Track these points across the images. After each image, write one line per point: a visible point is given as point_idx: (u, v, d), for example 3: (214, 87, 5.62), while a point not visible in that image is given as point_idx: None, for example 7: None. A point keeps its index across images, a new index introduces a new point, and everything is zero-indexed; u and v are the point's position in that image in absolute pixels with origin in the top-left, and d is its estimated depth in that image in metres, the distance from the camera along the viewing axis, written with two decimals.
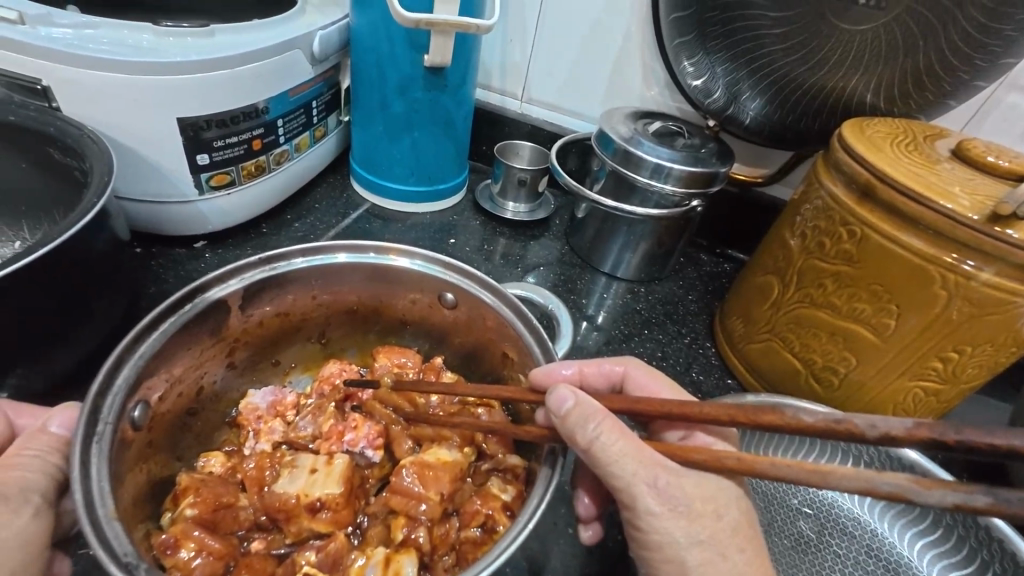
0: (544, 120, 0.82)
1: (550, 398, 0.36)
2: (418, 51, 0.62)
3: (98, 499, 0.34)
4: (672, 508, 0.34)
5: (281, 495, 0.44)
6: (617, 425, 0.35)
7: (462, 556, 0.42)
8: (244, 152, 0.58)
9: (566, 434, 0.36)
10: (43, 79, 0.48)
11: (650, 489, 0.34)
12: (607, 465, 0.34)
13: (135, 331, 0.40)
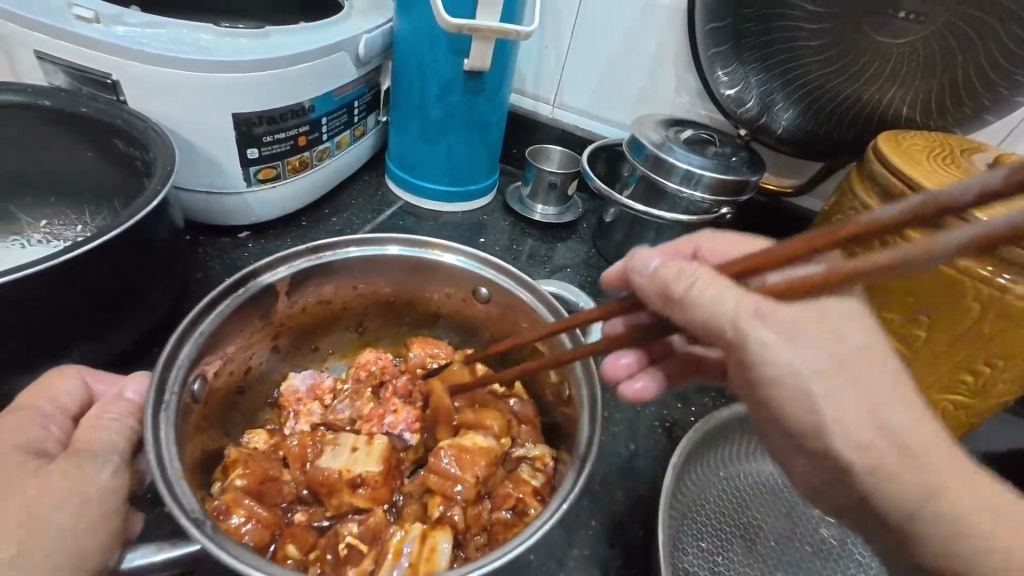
0: (575, 125, 0.83)
1: (632, 260, 0.38)
2: (458, 56, 0.64)
3: (167, 463, 0.36)
4: (773, 334, 0.32)
5: (326, 471, 0.46)
6: (711, 274, 0.34)
7: (494, 536, 0.45)
8: (290, 148, 0.61)
9: (654, 288, 0.36)
10: (113, 74, 0.51)
11: (760, 336, 0.32)
12: (696, 310, 0.34)
13: (196, 311, 0.43)
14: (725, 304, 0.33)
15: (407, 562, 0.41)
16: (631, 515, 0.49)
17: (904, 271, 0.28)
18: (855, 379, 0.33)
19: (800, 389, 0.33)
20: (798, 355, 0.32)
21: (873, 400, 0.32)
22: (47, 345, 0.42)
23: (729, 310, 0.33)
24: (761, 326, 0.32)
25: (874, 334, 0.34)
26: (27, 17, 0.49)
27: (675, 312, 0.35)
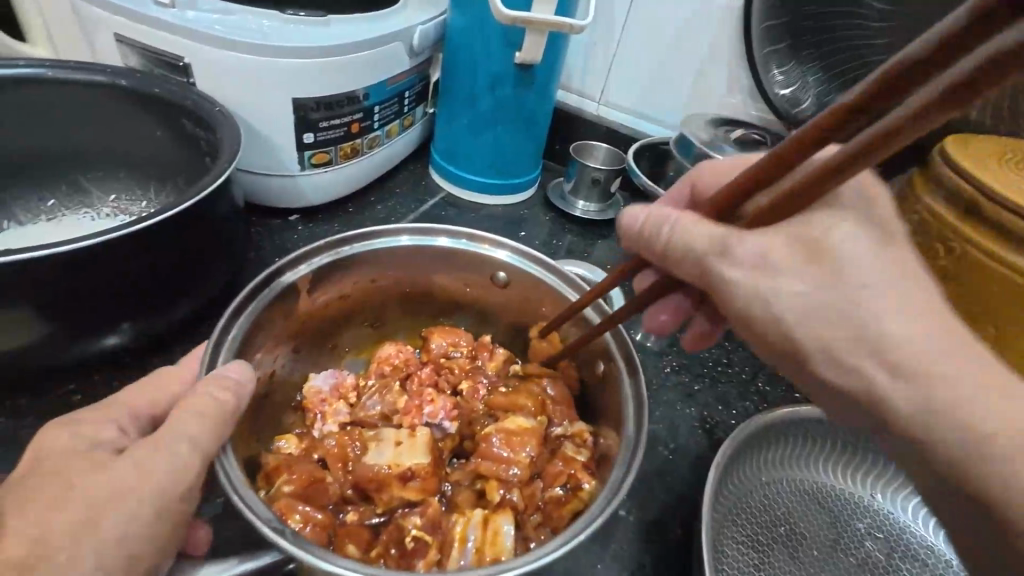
0: (620, 122, 0.83)
1: (620, 216, 0.41)
2: (510, 48, 0.65)
3: (228, 473, 0.37)
4: (756, 269, 0.33)
5: (376, 467, 0.47)
6: (685, 215, 0.36)
7: (550, 514, 0.47)
8: (343, 134, 0.63)
9: (642, 239, 0.39)
10: (185, 58, 0.54)
11: (699, 237, 0.35)
12: (680, 247, 0.36)
13: (227, 317, 0.44)
14: (700, 238, 0.35)
15: (473, 549, 0.43)
16: (668, 513, 0.49)
17: (930, 123, 0.24)
18: (848, 288, 0.31)
19: (771, 309, 0.34)
20: (790, 284, 0.33)
21: (858, 297, 0.31)
22: (119, 312, 0.44)
23: (699, 249, 0.35)
24: (733, 264, 0.34)
25: (880, 240, 0.32)
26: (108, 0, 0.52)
27: (669, 263, 0.37)
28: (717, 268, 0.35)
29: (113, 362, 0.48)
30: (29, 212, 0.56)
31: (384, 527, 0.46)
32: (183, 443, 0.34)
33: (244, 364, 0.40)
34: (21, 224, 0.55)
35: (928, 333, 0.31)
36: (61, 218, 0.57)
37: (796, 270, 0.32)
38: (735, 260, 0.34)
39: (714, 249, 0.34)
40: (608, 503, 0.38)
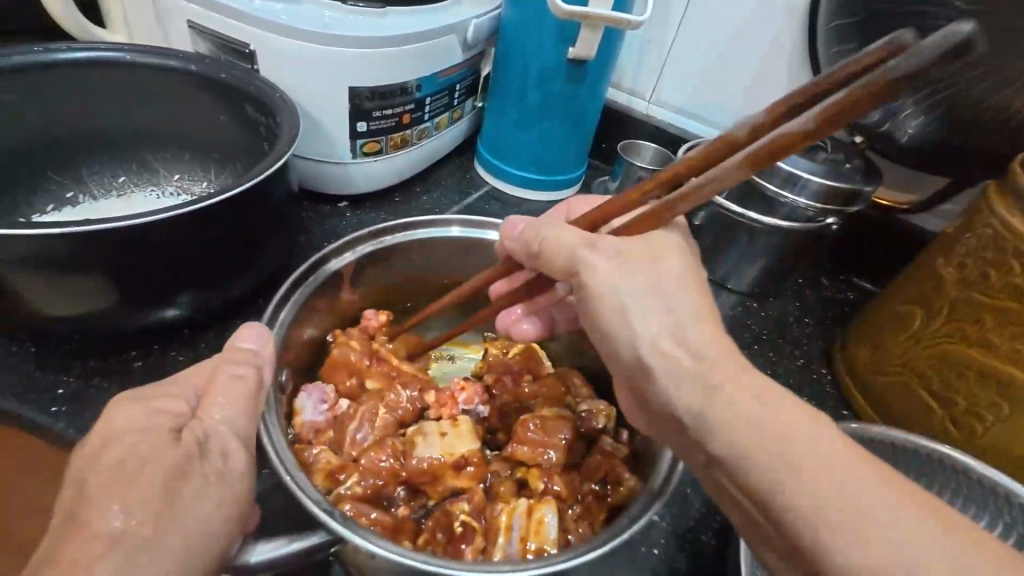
0: (669, 122, 0.81)
1: (505, 228, 0.47)
2: (565, 43, 0.65)
3: (281, 461, 0.38)
4: (615, 265, 0.37)
5: (428, 462, 0.47)
6: (557, 227, 0.42)
7: (589, 508, 0.48)
8: (394, 125, 0.64)
9: (518, 245, 0.44)
10: (251, 45, 0.56)
11: (566, 239, 0.40)
12: (551, 247, 0.41)
13: (273, 304, 0.46)
14: (568, 241, 0.40)
15: (519, 536, 0.44)
16: (703, 523, 0.48)
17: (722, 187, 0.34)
18: (663, 293, 0.36)
19: (622, 314, 0.36)
20: (619, 290, 0.37)
21: (678, 312, 0.36)
22: (181, 285, 0.46)
23: (569, 245, 0.40)
24: (597, 253, 0.38)
25: (681, 261, 0.38)
26: None
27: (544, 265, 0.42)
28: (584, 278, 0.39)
29: (172, 333, 0.50)
30: (102, 186, 0.59)
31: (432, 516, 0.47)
32: (229, 414, 0.35)
33: (257, 328, 0.40)
34: (95, 198, 0.58)
35: (724, 359, 0.34)
36: (129, 194, 0.59)
37: (636, 274, 0.37)
38: (599, 254, 0.38)
39: (569, 258, 0.40)
40: (652, 506, 0.40)
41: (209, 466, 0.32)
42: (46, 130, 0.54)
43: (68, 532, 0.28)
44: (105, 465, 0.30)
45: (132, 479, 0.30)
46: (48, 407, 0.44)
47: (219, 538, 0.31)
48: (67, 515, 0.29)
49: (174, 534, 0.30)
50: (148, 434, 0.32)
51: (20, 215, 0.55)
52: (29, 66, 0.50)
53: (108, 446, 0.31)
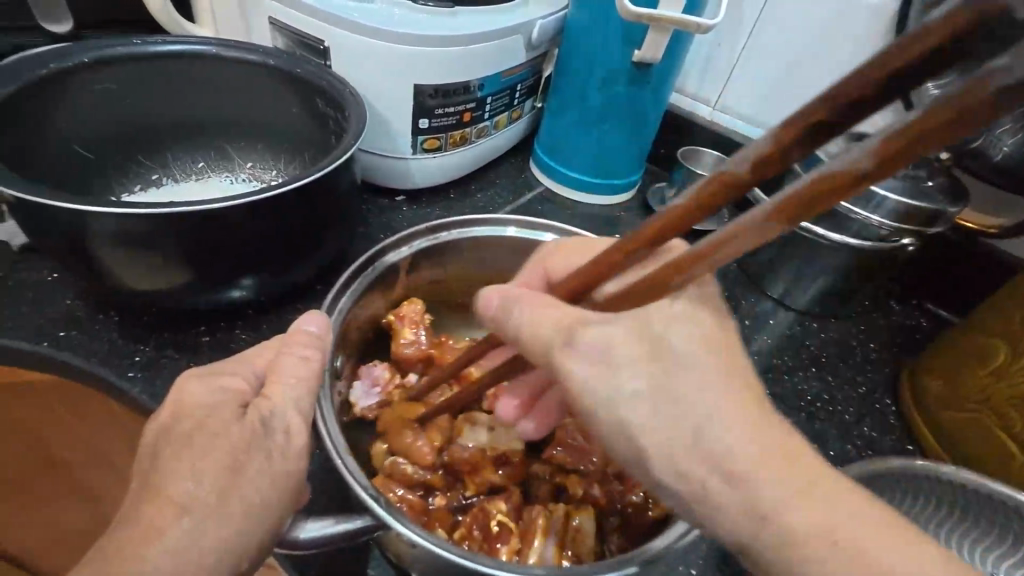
0: (734, 130, 0.79)
1: (479, 304, 0.40)
2: (630, 45, 0.63)
3: (332, 440, 0.39)
4: (597, 366, 0.32)
5: (473, 449, 0.50)
6: (535, 300, 0.37)
7: (628, 524, 0.47)
8: (454, 122, 0.65)
9: (496, 313, 0.38)
10: (325, 41, 0.58)
11: (587, 375, 0.33)
12: (523, 332, 0.36)
13: (335, 291, 0.47)
14: (553, 331, 0.35)
15: (553, 542, 0.45)
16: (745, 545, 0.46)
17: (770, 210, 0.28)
18: (646, 376, 0.32)
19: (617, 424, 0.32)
20: (625, 387, 0.32)
21: (698, 418, 0.31)
22: (249, 268, 0.49)
23: (584, 378, 0.33)
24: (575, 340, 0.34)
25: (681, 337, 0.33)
26: None
27: (518, 344, 0.37)
28: (562, 359, 0.34)
29: (237, 312, 0.53)
30: (184, 171, 0.63)
31: (467, 514, 0.48)
32: (295, 399, 0.36)
33: (319, 314, 0.41)
34: (176, 181, 0.62)
35: (752, 434, 0.30)
36: (207, 179, 0.63)
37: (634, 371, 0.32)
38: (575, 353, 0.33)
39: (560, 336, 0.34)
40: (687, 533, 0.38)
41: (273, 444, 0.34)
42: (139, 116, 0.58)
43: (144, 494, 0.30)
44: (176, 437, 0.32)
45: (204, 451, 0.31)
46: (126, 372, 0.47)
47: (276, 511, 0.33)
48: (143, 480, 0.31)
49: (238, 505, 0.31)
50: (214, 410, 0.33)
51: (111, 194, 0.58)
52: (131, 56, 0.54)
53: (179, 420, 0.33)
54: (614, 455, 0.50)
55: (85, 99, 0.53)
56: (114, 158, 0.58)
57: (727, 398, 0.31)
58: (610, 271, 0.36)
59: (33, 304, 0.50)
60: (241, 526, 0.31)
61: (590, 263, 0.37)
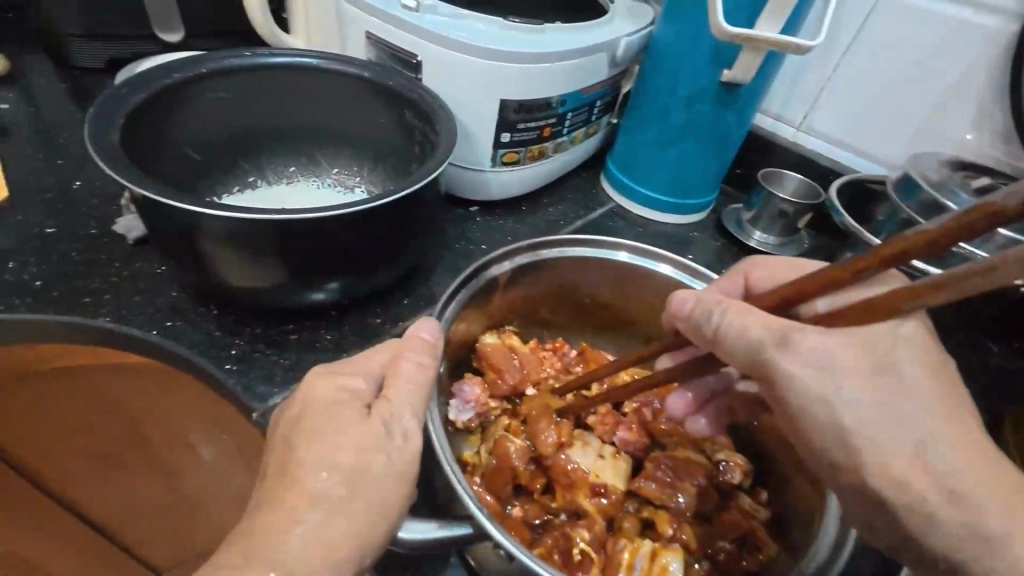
0: (819, 153, 0.76)
1: (671, 302, 0.47)
2: (720, 64, 0.62)
3: (441, 453, 0.40)
4: (811, 369, 0.39)
5: (577, 467, 0.51)
6: (742, 309, 0.42)
7: (719, 567, 0.50)
8: (535, 137, 0.66)
9: (702, 319, 0.44)
10: (418, 56, 0.60)
11: (804, 375, 0.39)
12: (733, 337, 0.42)
13: (444, 299, 0.49)
14: (764, 333, 0.40)
15: None
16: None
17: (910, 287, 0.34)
18: (874, 394, 0.38)
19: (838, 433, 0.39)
20: (847, 392, 0.38)
21: (913, 431, 0.38)
22: (338, 272, 0.51)
23: (800, 375, 0.39)
24: (786, 353, 0.39)
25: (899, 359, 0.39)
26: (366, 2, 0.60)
27: (719, 347, 0.43)
28: (776, 356, 0.40)
29: (322, 313, 0.56)
30: (276, 174, 0.66)
31: (546, 532, 0.49)
32: (413, 404, 0.38)
33: (434, 321, 0.42)
34: (268, 183, 0.65)
35: (955, 438, 0.38)
36: (296, 183, 0.66)
37: (853, 387, 0.38)
38: (794, 353, 0.39)
39: (773, 338, 0.40)
40: (838, 554, 0.44)
41: (393, 446, 0.35)
42: (243, 122, 0.61)
43: (279, 483, 0.33)
44: (308, 430, 0.35)
45: (334, 445, 0.34)
46: (223, 364, 0.50)
47: (394, 511, 0.35)
48: (276, 468, 0.34)
49: (363, 501, 0.34)
50: (341, 407, 0.36)
51: (213, 194, 0.62)
52: (240, 67, 0.58)
53: (310, 415, 0.35)
54: (710, 497, 0.53)
55: (199, 105, 0.57)
56: (218, 160, 0.61)
57: (937, 413, 0.38)
58: (817, 293, 0.39)
59: (145, 293, 0.54)
60: (363, 522, 0.33)
61: (795, 282, 0.40)
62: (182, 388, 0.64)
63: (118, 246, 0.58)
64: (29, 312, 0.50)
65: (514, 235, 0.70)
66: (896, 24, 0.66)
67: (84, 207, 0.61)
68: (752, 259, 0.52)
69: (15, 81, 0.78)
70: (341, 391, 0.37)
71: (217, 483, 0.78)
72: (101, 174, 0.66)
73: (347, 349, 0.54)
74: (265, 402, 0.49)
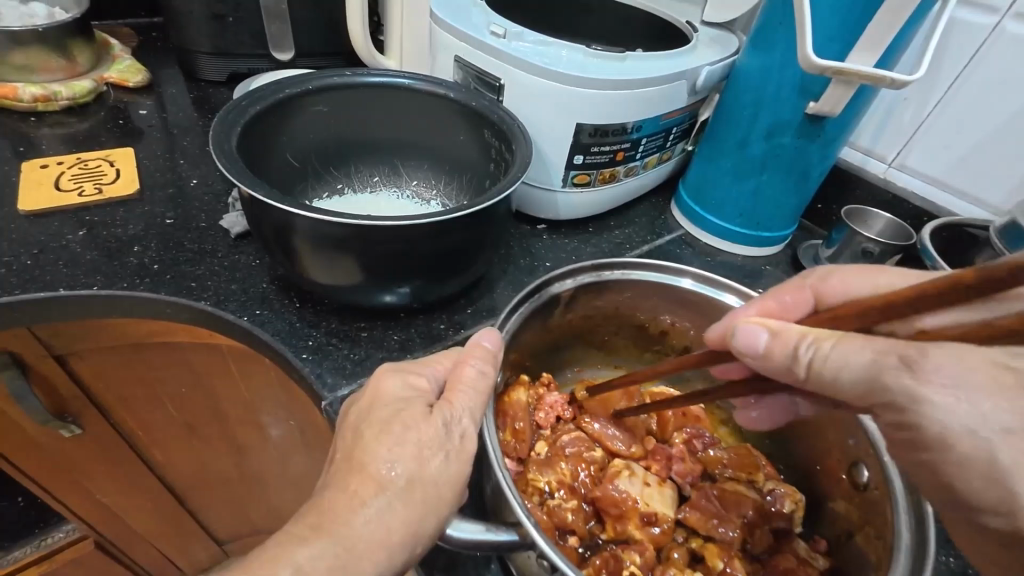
0: (912, 192, 0.72)
1: (737, 341, 0.42)
2: (805, 97, 0.60)
3: (497, 465, 0.40)
4: (950, 393, 0.32)
5: (626, 496, 0.50)
6: (827, 336, 0.37)
7: None
8: (607, 161, 0.67)
9: (786, 356, 0.39)
10: (502, 80, 0.63)
11: (942, 400, 0.32)
12: (836, 371, 0.36)
13: (508, 309, 0.50)
14: (873, 359, 0.34)
15: None
16: None
17: None
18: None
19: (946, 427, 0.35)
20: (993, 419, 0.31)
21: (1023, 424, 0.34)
22: (409, 277, 0.54)
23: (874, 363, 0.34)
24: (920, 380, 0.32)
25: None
26: (457, 28, 0.63)
27: (819, 384, 0.37)
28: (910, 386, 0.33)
29: (392, 314, 0.59)
30: (362, 183, 0.71)
31: (595, 554, 0.49)
32: (473, 409, 0.40)
33: (495, 331, 0.44)
34: (354, 191, 0.71)
35: None
36: (379, 192, 0.71)
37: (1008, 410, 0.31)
38: (931, 380, 0.32)
39: (894, 361, 0.33)
40: None
41: (451, 445, 0.38)
42: (337, 133, 0.67)
43: (349, 468, 0.36)
44: (375, 422, 0.38)
45: (399, 439, 0.36)
46: (301, 353, 0.55)
47: (446, 505, 0.37)
48: (345, 452, 0.37)
49: (420, 492, 0.36)
50: (408, 404, 0.38)
51: (306, 198, 0.67)
52: (342, 85, 0.63)
53: (377, 408, 0.38)
54: (762, 536, 0.51)
55: (303, 117, 0.63)
56: (314, 167, 0.67)
57: None
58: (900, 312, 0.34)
59: (241, 282, 0.60)
60: (419, 512, 0.35)
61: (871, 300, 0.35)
62: (256, 370, 0.70)
63: (222, 239, 0.65)
64: (146, 291, 0.58)
65: (578, 254, 0.72)
66: (1013, 58, 0.61)
67: (198, 203, 0.69)
68: (821, 269, 0.49)
69: (152, 90, 0.89)
70: (410, 389, 0.40)
71: (281, 458, 0.86)
72: (213, 175, 0.74)
73: (411, 350, 0.57)
74: (334, 392, 0.53)
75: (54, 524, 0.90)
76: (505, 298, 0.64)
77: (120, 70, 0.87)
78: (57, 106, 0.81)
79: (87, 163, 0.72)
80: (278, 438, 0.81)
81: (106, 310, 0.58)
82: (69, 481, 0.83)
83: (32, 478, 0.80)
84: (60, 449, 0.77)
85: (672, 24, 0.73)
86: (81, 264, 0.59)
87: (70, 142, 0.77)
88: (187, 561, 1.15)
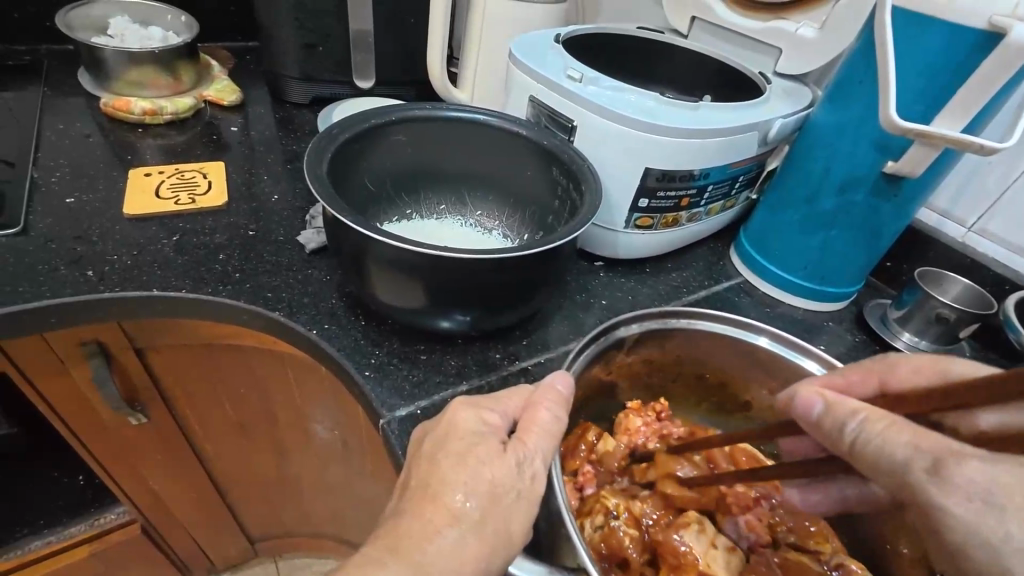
0: (994, 259, 0.69)
1: (795, 404, 0.44)
2: (884, 156, 0.59)
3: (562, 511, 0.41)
4: None
5: (688, 551, 0.49)
6: (882, 420, 0.37)
7: None
8: (672, 205, 0.68)
9: (834, 428, 0.40)
10: (574, 121, 0.65)
11: (970, 514, 0.32)
12: (876, 454, 0.36)
13: (574, 350, 0.51)
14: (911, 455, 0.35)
15: None
16: None
17: None
18: None
19: None
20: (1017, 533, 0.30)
21: None
22: (472, 306, 0.56)
23: (904, 460, 0.35)
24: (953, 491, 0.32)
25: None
26: (534, 69, 0.66)
27: (858, 463, 0.38)
28: (930, 490, 0.33)
29: (449, 339, 0.61)
30: (429, 209, 0.74)
31: None
32: (544, 448, 0.40)
33: (568, 376, 0.45)
34: (422, 217, 0.74)
35: None
36: (444, 219, 0.74)
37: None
38: (954, 488, 0.32)
39: (925, 462, 0.34)
40: None
41: (522, 484, 0.38)
42: (413, 162, 0.70)
43: (423, 496, 0.37)
44: (451, 453, 0.39)
45: (475, 474, 0.38)
46: (364, 370, 0.57)
47: (513, 544, 0.37)
48: (420, 481, 0.38)
49: (490, 529, 0.37)
50: (481, 439, 0.40)
51: (378, 220, 0.71)
52: (423, 117, 0.67)
53: (451, 440, 0.40)
54: None
55: (384, 145, 0.67)
56: (388, 192, 0.71)
57: None
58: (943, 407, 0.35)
59: (312, 296, 0.64)
60: (489, 547, 0.36)
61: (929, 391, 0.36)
62: (314, 380, 0.73)
63: (298, 253, 0.69)
64: (230, 297, 0.62)
65: (635, 294, 0.72)
66: None
67: (279, 218, 0.74)
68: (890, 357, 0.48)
69: (243, 108, 0.97)
70: (481, 424, 0.41)
71: (326, 464, 0.89)
72: (293, 192, 0.79)
73: (467, 377, 0.59)
74: (392, 411, 0.54)
75: (109, 506, 0.95)
76: (559, 333, 0.65)
77: (218, 90, 0.95)
78: (162, 119, 0.89)
79: (184, 174, 0.78)
80: (328, 447, 0.84)
81: (192, 312, 0.62)
82: (129, 466, 0.87)
83: (99, 460, 0.84)
84: (127, 435, 0.82)
85: (745, 75, 0.73)
86: (173, 267, 0.64)
87: (169, 153, 0.84)
88: (218, 554, 1.19)
